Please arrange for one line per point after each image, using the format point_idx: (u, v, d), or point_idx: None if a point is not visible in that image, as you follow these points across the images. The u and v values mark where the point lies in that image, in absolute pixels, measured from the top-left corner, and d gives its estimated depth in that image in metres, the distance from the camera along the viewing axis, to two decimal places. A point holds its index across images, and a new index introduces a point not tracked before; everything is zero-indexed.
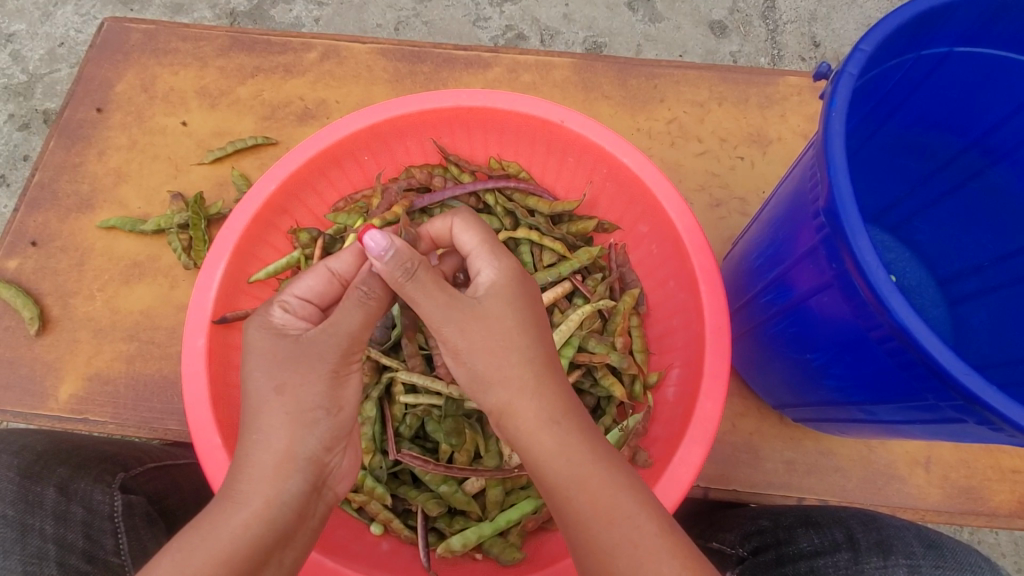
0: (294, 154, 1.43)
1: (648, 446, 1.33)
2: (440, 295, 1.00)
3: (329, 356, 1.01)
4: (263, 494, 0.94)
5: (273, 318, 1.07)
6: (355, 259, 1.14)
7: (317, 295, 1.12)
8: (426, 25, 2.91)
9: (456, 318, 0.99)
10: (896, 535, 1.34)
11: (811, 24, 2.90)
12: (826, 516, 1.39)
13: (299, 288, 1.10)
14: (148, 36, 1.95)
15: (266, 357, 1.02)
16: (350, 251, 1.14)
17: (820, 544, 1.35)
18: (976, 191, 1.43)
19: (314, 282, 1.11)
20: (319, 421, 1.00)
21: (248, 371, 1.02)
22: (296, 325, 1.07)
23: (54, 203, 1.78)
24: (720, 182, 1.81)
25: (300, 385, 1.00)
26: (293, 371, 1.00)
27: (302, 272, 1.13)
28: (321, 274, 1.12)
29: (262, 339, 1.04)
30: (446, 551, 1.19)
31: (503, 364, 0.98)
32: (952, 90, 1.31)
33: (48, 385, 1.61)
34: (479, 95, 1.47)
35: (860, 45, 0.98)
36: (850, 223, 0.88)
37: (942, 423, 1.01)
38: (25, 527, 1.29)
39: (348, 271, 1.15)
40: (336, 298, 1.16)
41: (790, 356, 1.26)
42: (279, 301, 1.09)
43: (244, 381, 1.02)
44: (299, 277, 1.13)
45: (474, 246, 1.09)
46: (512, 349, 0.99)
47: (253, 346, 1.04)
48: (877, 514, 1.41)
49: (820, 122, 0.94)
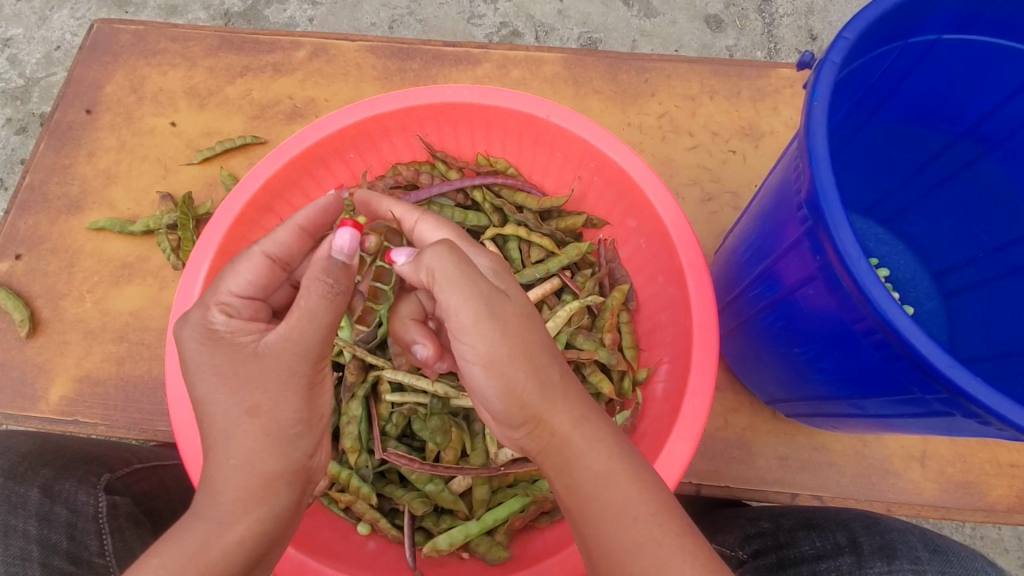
0: (280, 152, 1.43)
1: (637, 443, 1.32)
2: (465, 290, 0.95)
3: (298, 366, 0.98)
4: (253, 513, 0.93)
5: (215, 324, 1.00)
6: (292, 239, 1.09)
7: (256, 287, 1.06)
8: (420, 23, 2.90)
9: (481, 309, 0.94)
10: (900, 539, 1.32)
11: (807, 17, 2.87)
12: (829, 519, 1.37)
13: (236, 284, 1.04)
14: (138, 37, 1.94)
15: (227, 377, 0.96)
16: (287, 229, 1.09)
17: (821, 547, 1.33)
18: (968, 181, 1.41)
19: (252, 275, 1.05)
20: (301, 437, 0.99)
21: (204, 395, 0.97)
22: (244, 327, 1.01)
23: (44, 205, 1.78)
24: (712, 177, 1.79)
25: (275, 406, 0.96)
26: (263, 392, 0.96)
27: (234, 264, 1.05)
28: (258, 264, 1.06)
29: (221, 357, 0.98)
30: (431, 550, 1.19)
31: (530, 365, 0.95)
32: (941, 79, 1.29)
33: (38, 387, 1.60)
34: (465, 90, 1.46)
35: (843, 33, 0.96)
36: (832, 214, 0.86)
37: (932, 417, 0.99)
38: (8, 527, 1.30)
39: (285, 253, 1.09)
40: (276, 284, 1.11)
41: (779, 350, 1.24)
42: (216, 302, 1.02)
43: (204, 407, 0.97)
44: (231, 271, 1.05)
45: (448, 238, 1.11)
46: (542, 345, 0.98)
47: (209, 366, 0.97)
48: (880, 516, 1.39)
49: (802, 112, 0.92)
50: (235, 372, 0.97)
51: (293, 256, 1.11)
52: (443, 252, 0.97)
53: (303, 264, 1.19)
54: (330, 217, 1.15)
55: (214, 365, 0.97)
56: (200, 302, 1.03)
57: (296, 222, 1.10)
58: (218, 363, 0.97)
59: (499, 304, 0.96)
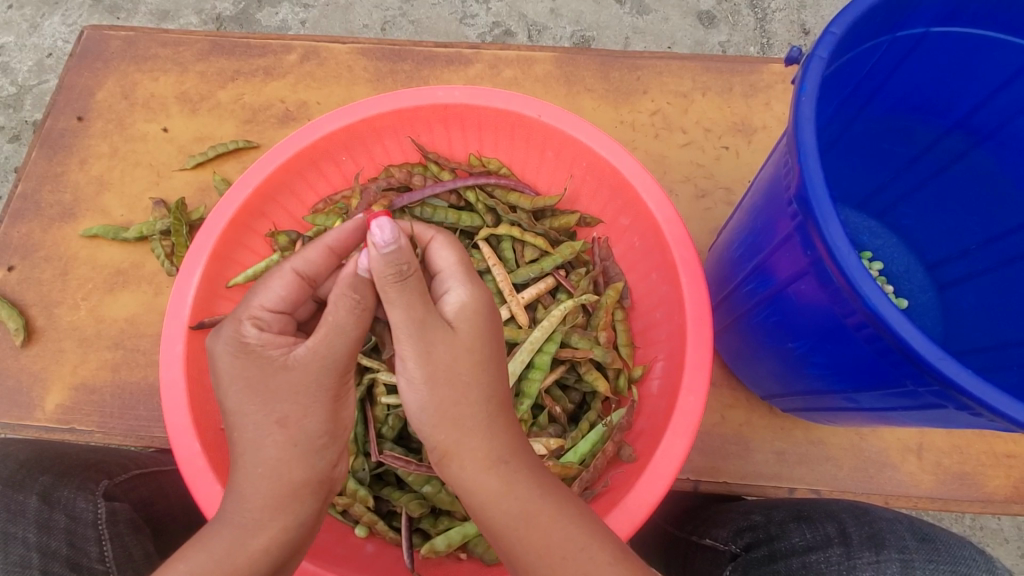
0: (272, 156, 1.43)
1: (634, 441, 1.31)
2: (411, 310, 0.94)
3: (326, 380, 0.97)
4: (279, 521, 0.93)
5: (246, 337, 1.00)
6: (322, 258, 1.09)
7: (285, 302, 1.06)
8: (412, 24, 2.89)
9: (416, 334, 0.95)
10: (889, 528, 1.32)
11: (800, 11, 2.87)
12: (819, 511, 1.37)
13: (267, 299, 1.04)
14: (128, 43, 1.93)
15: (258, 389, 0.96)
16: (319, 247, 1.09)
17: (811, 539, 1.34)
18: (959, 173, 1.42)
19: (282, 290, 1.05)
20: (328, 447, 0.98)
21: (235, 407, 0.96)
22: (274, 340, 1.01)
23: (37, 213, 1.78)
24: (705, 173, 1.79)
25: (304, 417, 0.96)
26: (292, 403, 0.95)
27: (266, 278, 1.06)
28: (288, 278, 1.06)
29: (249, 368, 0.97)
30: (429, 551, 1.19)
31: (448, 399, 0.95)
32: (931, 72, 1.29)
33: (34, 395, 1.60)
34: (455, 91, 1.46)
35: (829, 28, 0.97)
36: (822, 209, 0.86)
37: (925, 409, 0.99)
38: (6, 535, 1.30)
39: (315, 271, 1.09)
40: (304, 300, 1.10)
41: (772, 346, 1.25)
42: (247, 316, 1.02)
43: (234, 419, 0.97)
44: (262, 285, 1.06)
45: (447, 266, 1.05)
46: (476, 384, 0.96)
47: (239, 377, 0.97)
48: (868, 506, 1.40)
49: (790, 107, 0.92)
50: (265, 384, 0.96)
51: (322, 273, 1.10)
52: (397, 276, 0.93)
53: (329, 281, 1.19)
54: (360, 236, 1.14)
55: (244, 377, 0.97)
56: (231, 316, 1.03)
57: (328, 241, 1.10)
58: (248, 376, 0.97)
59: (427, 333, 0.95)
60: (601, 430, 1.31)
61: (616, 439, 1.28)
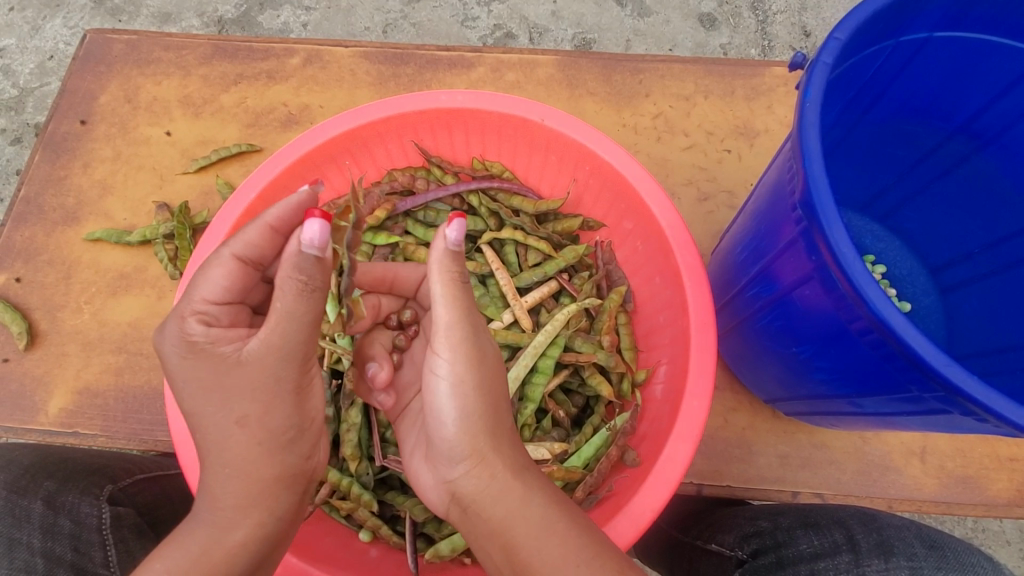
0: (276, 160, 1.43)
1: (637, 445, 1.31)
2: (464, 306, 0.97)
3: (284, 372, 0.95)
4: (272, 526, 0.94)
5: (193, 334, 0.95)
6: (264, 238, 0.99)
7: (227, 291, 0.99)
8: (414, 27, 2.90)
9: (462, 330, 0.97)
10: (897, 535, 1.32)
11: (800, 14, 2.87)
12: (826, 517, 1.37)
13: (208, 291, 0.97)
14: (131, 47, 1.94)
15: (214, 389, 0.94)
16: (258, 226, 0.98)
17: (819, 546, 1.33)
18: (963, 177, 1.42)
19: (224, 278, 0.98)
20: None
21: (193, 409, 0.95)
22: (224, 336, 0.96)
23: (40, 217, 1.78)
24: (707, 176, 1.79)
25: (267, 415, 0.95)
26: (252, 402, 0.94)
27: (205, 267, 0.98)
28: (231, 265, 0.98)
29: (200, 368, 0.94)
30: (434, 555, 1.19)
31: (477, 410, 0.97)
32: (935, 75, 1.29)
33: (38, 399, 1.60)
34: (459, 96, 1.47)
35: (834, 33, 0.97)
36: (827, 216, 0.87)
37: (929, 415, 0.99)
38: (12, 541, 1.29)
39: (258, 252, 1.01)
40: (251, 285, 1.03)
41: (777, 350, 1.24)
42: (191, 311, 0.96)
43: (196, 420, 0.95)
44: (201, 275, 0.98)
45: None
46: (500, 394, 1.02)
47: (192, 378, 0.94)
48: (877, 513, 1.39)
49: (795, 113, 0.92)
50: (221, 383, 0.94)
51: (265, 255, 1.02)
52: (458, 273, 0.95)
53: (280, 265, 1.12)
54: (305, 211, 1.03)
55: (199, 377, 0.94)
56: (174, 311, 0.98)
57: (268, 218, 0.99)
58: (202, 377, 0.94)
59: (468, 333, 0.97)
60: (606, 434, 1.32)
61: (620, 443, 1.28)
